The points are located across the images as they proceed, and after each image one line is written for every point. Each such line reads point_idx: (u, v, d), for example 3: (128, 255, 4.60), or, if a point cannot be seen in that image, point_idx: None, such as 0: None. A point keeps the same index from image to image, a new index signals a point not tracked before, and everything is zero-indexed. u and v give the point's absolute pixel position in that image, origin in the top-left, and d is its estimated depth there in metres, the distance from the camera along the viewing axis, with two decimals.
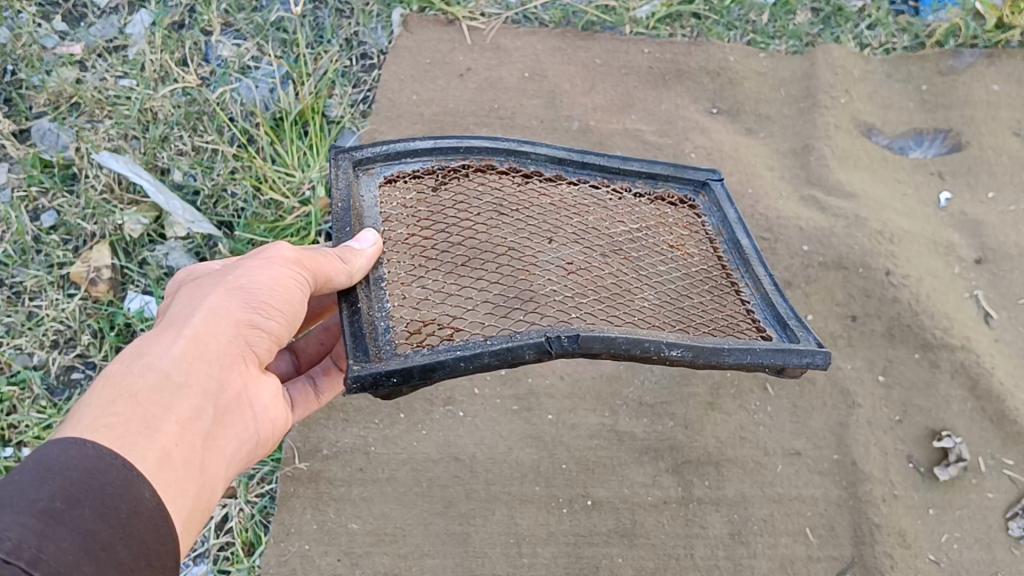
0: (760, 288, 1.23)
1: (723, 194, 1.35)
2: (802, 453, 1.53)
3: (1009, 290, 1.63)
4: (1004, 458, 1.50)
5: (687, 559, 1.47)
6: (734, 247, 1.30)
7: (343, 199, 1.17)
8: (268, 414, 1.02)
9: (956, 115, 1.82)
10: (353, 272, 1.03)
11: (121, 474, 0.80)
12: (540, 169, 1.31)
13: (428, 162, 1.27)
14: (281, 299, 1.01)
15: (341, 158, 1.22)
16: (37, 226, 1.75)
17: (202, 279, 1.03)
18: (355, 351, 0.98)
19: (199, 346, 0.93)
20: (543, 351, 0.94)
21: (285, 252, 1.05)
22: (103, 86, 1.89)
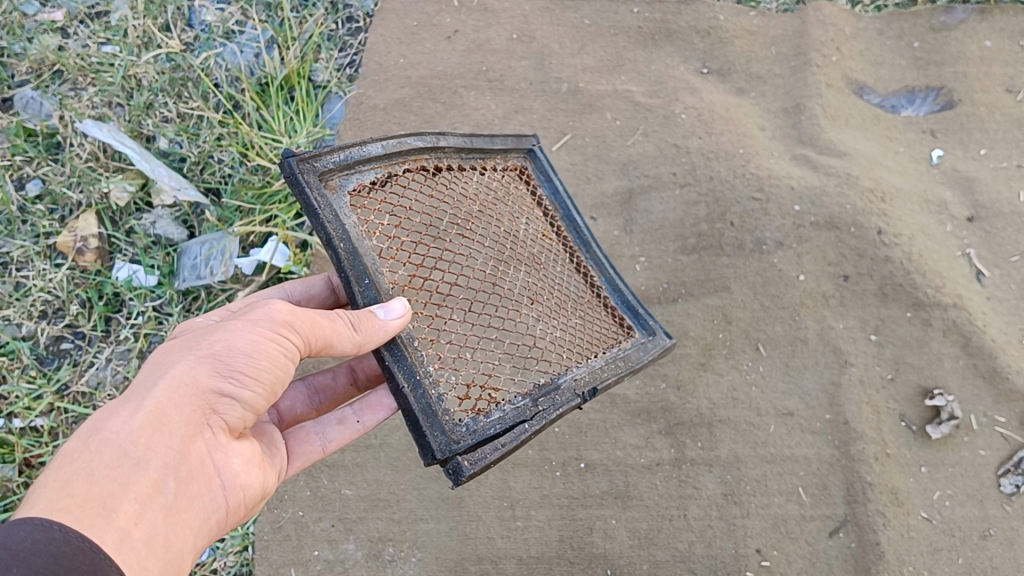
0: (606, 272, 1.36)
1: (547, 162, 1.37)
2: (795, 413, 1.53)
3: (1002, 247, 1.62)
4: (996, 416, 1.50)
5: (681, 520, 1.48)
6: (571, 225, 1.37)
7: (340, 236, 1.02)
8: (237, 479, 1.01)
9: (948, 72, 1.81)
10: (364, 344, 0.98)
11: (82, 557, 0.79)
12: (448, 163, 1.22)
13: (379, 170, 1.12)
14: (262, 368, 0.97)
15: (305, 169, 1.02)
16: (23, 196, 1.73)
17: (181, 343, 1.01)
18: (434, 435, 0.98)
19: (161, 419, 0.92)
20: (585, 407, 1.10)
21: (275, 312, 1.01)
22: (86, 52, 1.86)
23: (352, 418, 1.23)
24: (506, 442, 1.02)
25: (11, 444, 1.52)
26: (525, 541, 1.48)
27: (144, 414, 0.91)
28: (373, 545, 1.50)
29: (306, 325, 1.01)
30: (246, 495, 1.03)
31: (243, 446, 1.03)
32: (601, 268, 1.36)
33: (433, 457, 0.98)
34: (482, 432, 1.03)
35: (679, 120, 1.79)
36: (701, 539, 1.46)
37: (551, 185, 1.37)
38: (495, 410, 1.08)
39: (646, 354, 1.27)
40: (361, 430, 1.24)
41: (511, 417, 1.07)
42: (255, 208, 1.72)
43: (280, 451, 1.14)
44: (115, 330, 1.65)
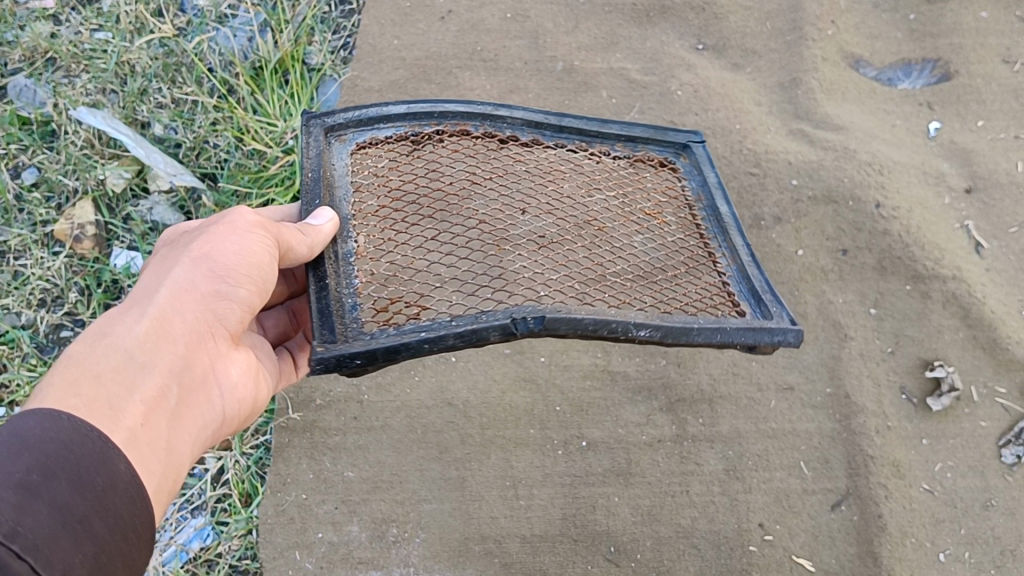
0: (737, 259, 1.19)
1: (704, 157, 1.30)
2: (795, 388, 1.53)
3: (1000, 218, 1.62)
4: (996, 387, 1.50)
5: (683, 496, 1.48)
6: (712, 215, 1.25)
7: (313, 168, 1.16)
8: (232, 390, 1.03)
9: (945, 44, 1.78)
10: (314, 246, 1.05)
11: (92, 445, 0.81)
12: (515, 133, 1.28)
13: (402, 128, 1.25)
14: (250, 266, 1.01)
15: (313, 124, 1.21)
16: (19, 184, 1.73)
17: (170, 253, 1.04)
18: (321, 330, 0.99)
19: (164, 325, 0.94)
20: (510, 334, 0.94)
21: (248, 216, 1.05)
22: (78, 40, 1.86)
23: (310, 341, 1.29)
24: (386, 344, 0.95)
25: None
26: (528, 519, 1.48)
27: (147, 319, 0.94)
28: (376, 526, 1.50)
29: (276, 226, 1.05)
30: (240, 405, 1.06)
31: (240, 356, 1.06)
32: (735, 251, 1.19)
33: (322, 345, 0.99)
34: (381, 337, 0.98)
35: (675, 97, 1.78)
36: (704, 515, 1.47)
37: (700, 178, 1.29)
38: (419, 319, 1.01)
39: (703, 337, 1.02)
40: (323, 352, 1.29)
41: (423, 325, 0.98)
42: (252, 192, 1.72)
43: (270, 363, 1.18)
44: None
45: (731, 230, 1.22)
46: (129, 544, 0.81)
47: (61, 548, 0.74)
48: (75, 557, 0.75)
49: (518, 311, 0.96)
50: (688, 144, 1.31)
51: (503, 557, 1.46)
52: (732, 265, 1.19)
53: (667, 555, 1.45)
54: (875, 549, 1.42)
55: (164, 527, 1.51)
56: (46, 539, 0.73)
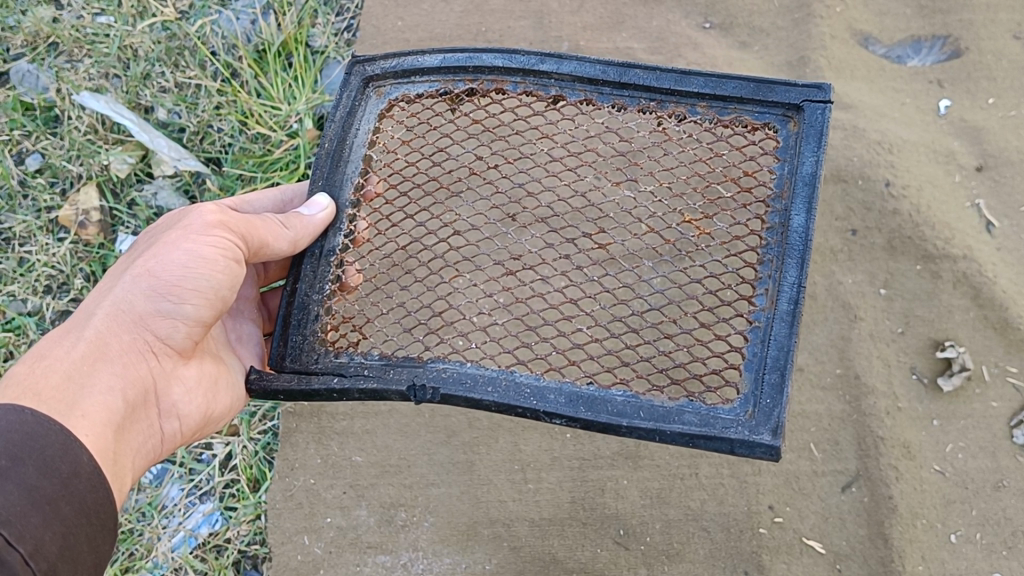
0: (771, 305, 1.05)
1: (813, 134, 1.11)
2: (804, 369, 1.52)
3: (1011, 196, 1.59)
4: (1007, 366, 1.49)
5: (692, 479, 1.48)
6: (783, 226, 1.09)
7: (330, 137, 1.20)
8: (180, 401, 1.11)
9: (955, 20, 1.75)
10: (297, 240, 1.11)
11: (54, 440, 0.91)
12: (563, 92, 1.19)
13: (436, 84, 1.23)
14: (201, 276, 1.06)
15: (353, 73, 1.24)
16: (23, 170, 1.73)
17: (124, 264, 1.11)
18: (275, 344, 1.11)
19: (101, 346, 1.02)
20: (403, 404, 1.01)
21: (206, 216, 1.09)
22: (80, 23, 1.85)
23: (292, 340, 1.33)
24: (304, 383, 1.06)
25: None
26: (536, 503, 1.48)
27: (85, 341, 1.02)
28: (384, 510, 1.50)
29: (238, 226, 1.10)
30: (193, 418, 1.14)
31: (195, 370, 1.13)
32: (777, 294, 1.05)
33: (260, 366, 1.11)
34: (313, 369, 1.09)
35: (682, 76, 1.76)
36: (713, 498, 1.46)
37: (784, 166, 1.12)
38: (356, 357, 1.09)
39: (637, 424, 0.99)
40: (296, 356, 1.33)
41: (354, 367, 1.07)
42: (257, 176, 1.73)
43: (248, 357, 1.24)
44: None
45: (788, 259, 1.06)
46: (94, 528, 0.91)
47: (29, 525, 0.85)
48: (44, 534, 0.86)
49: (422, 376, 1.03)
50: (800, 106, 1.13)
51: (512, 541, 1.46)
52: (765, 313, 1.05)
53: (675, 538, 1.45)
54: (885, 531, 1.41)
55: (173, 513, 1.51)
56: (16, 516, 0.84)
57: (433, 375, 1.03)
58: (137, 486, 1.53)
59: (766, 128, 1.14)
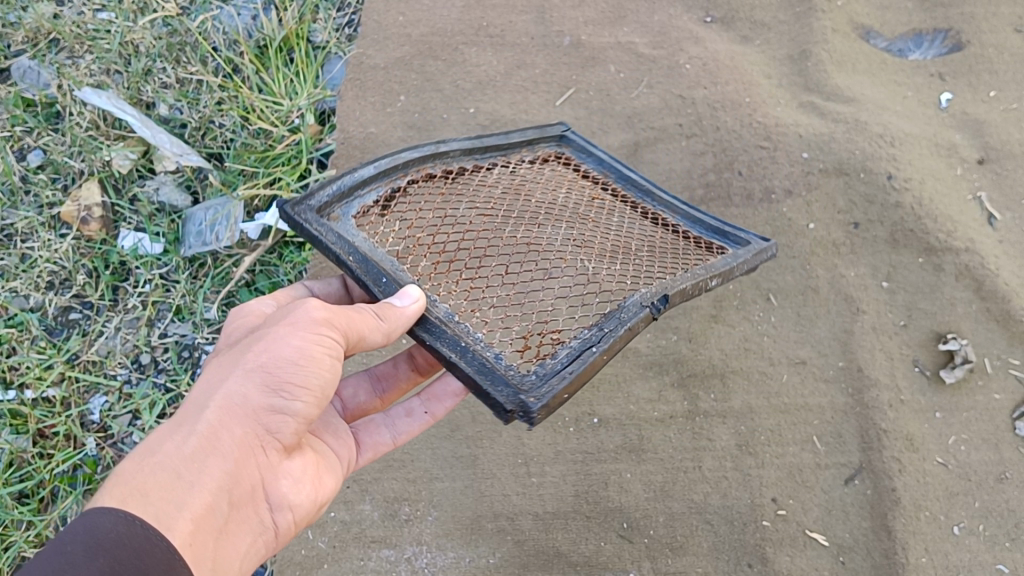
0: (677, 210, 1.28)
1: (582, 141, 1.37)
2: (807, 362, 1.52)
3: (1013, 189, 1.59)
4: (1010, 358, 1.48)
5: (695, 472, 1.48)
6: (628, 183, 1.33)
7: (346, 251, 1.03)
8: (281, 496, 0.99)
9: (956, 14, 1.76)
10: (391, 332, 0.95)
11: (160, 557, 0.80)
12: (461, 165, 1.24)
13: (379, 190, 1.14)
14: (312, 375, 0.94)
15: (302, 211, 1.05)
16: (24, 166, 1.74)
17: (234, 349, 0.98)
18: (499, 389, 0.90)
19: (212, 442, 0.90)
20: (659, 316, 0.98)
21: (313, 311, 0.97)
22: (81, 19, 1.86)
23: (419, 409, 1.24)
24: (574, 370, 0.92)
25: (25, 415, 1.53)
26: (540, 496, 1.48)
27: (196, 438, 0.90)
28: (388, 505, 1.51)
29: (341, 320, 0.97)
30: (294, 516, 1.03)
31: (295, 465, 1.02)
32: (676, 207, 1.28)
33: (506, 412, 0.89)
34: (553, 371, 0.93)
35: (683, 71, 1.76)
36: (716, 491, 1.46)
37: (596, 159, 1.35)
38: (561, 349, 0.97)
39: (735, 260, 1.14)
40: (429, 421, 1.25)
41: (577, 348, 0.96)
42: (258, 171, 1.71)
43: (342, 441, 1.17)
44: (122, 299, 1.65)
45: (657, 193, 1.30)
46: None
47: None
48: None
49: (636, 301, 1.01)
50: (563, 135, 1.37)
51: (517, 534, 1.46)
52: (680, 217, 1.27)
53: (679, 531, 1.45)
54: (889, 523, 1.41)
55: None
56: None
57: (639, 300, 1.01)
58: None
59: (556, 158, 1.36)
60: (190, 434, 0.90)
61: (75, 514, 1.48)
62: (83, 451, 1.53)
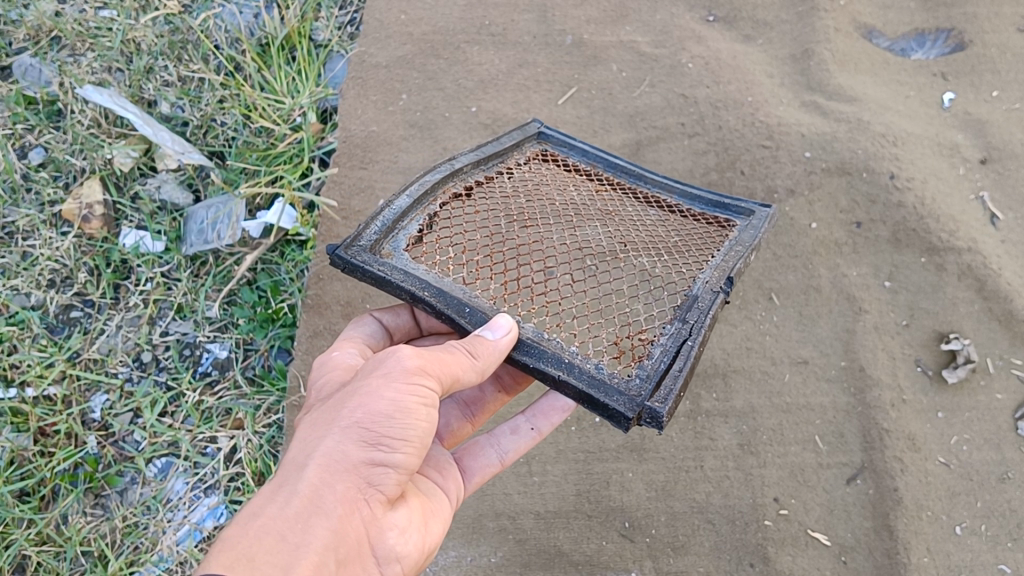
0: (673, 190, 1.28)
1: (561, 135, 1.34)
2: (809, 361, 1.52)
3: (1016, 189, 1.59)
4: (1012, 358, 1.48)
5: (697, 471, 1.48)
6: (617, 169, 1.31)
7: (421, 286, 1.03)
8: (392, 553, 0.92)
9: (959, 13, 1.75)
10: (485, 371, 0.95)
11: None
12: (474, 178, 1.22)
13: (418, 219, 1.13)
14: (409, 426, 0.89)
15: (358, 254, 1.04)
16: (25, 164, 1.73)
17: (324, 407, 0.94)
18: (614, 400, 0.95)
19: (314, 502, 0.84)
20: (732, 298, 1.05)
21: (405, 360, 0.92)
22: (83, 17, 1.85)
23: (525, 426, 1.21)
24: (682, 366, 0.97)
25: (25, 413, 1.52)
26: (542, 495, 1.49)
27: (298, 498, 0.85)
28: None
29: (435, 367, 0.93)
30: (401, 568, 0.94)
31: (400, 515, 0.95)
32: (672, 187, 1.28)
33: (627, 419, 0.94)
34: (655, 372, 0.98)
35: (685, 70, 1.76)
36: (718, 490, 1.46)
37: (578, 150, 1.33)
38: (654, 348, 1.03)
39: (755, 233, 1.17)
40: (537, 438, 1.22)
41: (672, 345, 1.02)
42: (260, 170, 1.72)
43: (449, 476, 1.12)
44: (124, 298, 1.65)
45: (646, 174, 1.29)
46: None
47: None
48: None
49: (700, 289, 1.07)
50: (540, 132, 1.34)
51: (518, 533, 1.47)
52: (680, 195, 1.28)
53: (681, 531, 1.45)
54: (890, 523, 1.41)
55: (177, 506, 1.50)
56: None
57: (707, 285, 1.07)
58: (142, 480, 1.53)
59: (546, 155, 1.33)
60: (292, 495, 0.85)
61: (76, 512, 1.49)
62: (84, 449, 1.54)
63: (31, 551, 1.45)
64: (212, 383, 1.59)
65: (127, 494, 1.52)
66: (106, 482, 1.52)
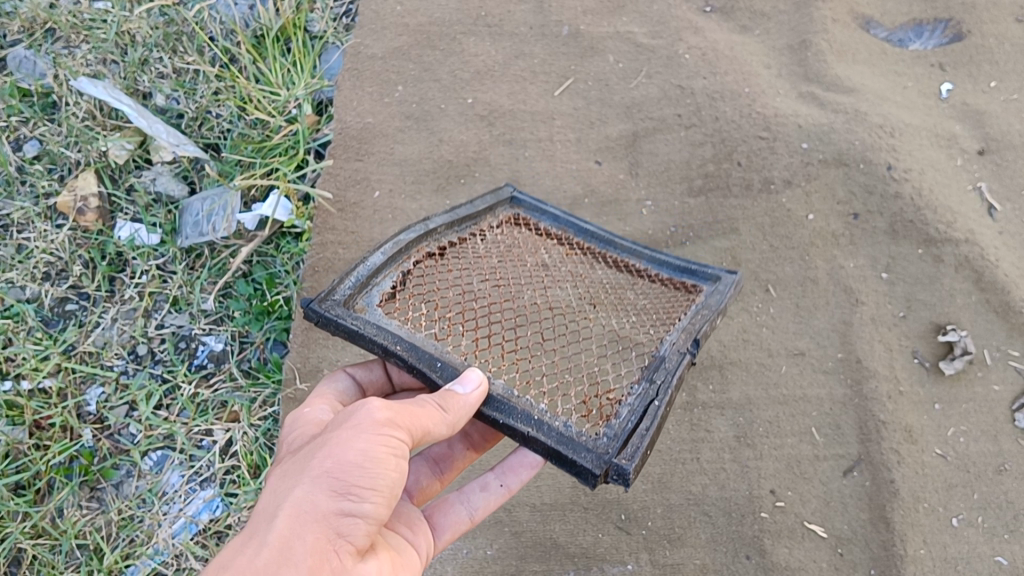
0: (641, 255, 1.29)
1: (532, 199, 1.33)
2: (806, 353, 1.51)
3: (1013, 180, 1.58)
4: (1009, 350, 1.48)
5: (693, 464, 1.48)
6: (586, 234, 1.31)
7: (392, 339, 0.99)
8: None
9: (957, 3, 1.75)
10: (455, 424, 0.93)
11: None
12: (448, 241, 1.20)
13: (392, 276, 1.09)
14: (379, 475, 0.87)
15: (330, 307, 0.99)
16: (20, 157, 1.73)
17: (291, 463, 0.91)
18: (583, 456, 0.92)
19: (283, 555, 0.81)
20: (699, 359, 1.05)
21: (375, 412, 0.90)
22: (78, 9, 1.84)
23: (495, 482, 1.20)
24: (649, 427, 0.96)
25: (20, 406, 1.53)
26: (538, 488, 1.49)
27: (267, 549, 0.82)
28: None
29: (405, 419, 0.91)
30: None
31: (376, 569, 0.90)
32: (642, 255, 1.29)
33: (593, 475, 0.91)
34: (622, 432, 0.96)
35: (682, 61, 1.75)
36: (715, 482, 1.46)
37: (549, 216, 1.33)
38: (621, 408, 1.00)
39: (723, 295, 1.18)
40: (506, 494, 1.21)
41: (639, 405, 1.00)
42: (255, 162, 1.71)
43: (419, 533, 1.09)
44: (119, 290, 1.65)
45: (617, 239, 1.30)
46: None
47: None
48: None
49: (666, 352, 1.07)
50: (512, 196, 1.33)
51: (514, 526, 1.47)
52: (648, 260, 1.29)
53: (677, 523, 1.45)
54: (887, 514, 1.40)
55: (173, 499, 1.50)
56: None
57: (674, 346, 1.07)
58: (138, 473, 1.53)
59: (515, 221, 1.32)
60: (262, 548, 0.82)
61: (72, 505, 1.49)
62: (80, 442, 1.54)
63: (27, 543, 1.45)
64: (207, 376, 1.59)
65: (123, 487, 1.52)
66: (101, 475, 1.52)
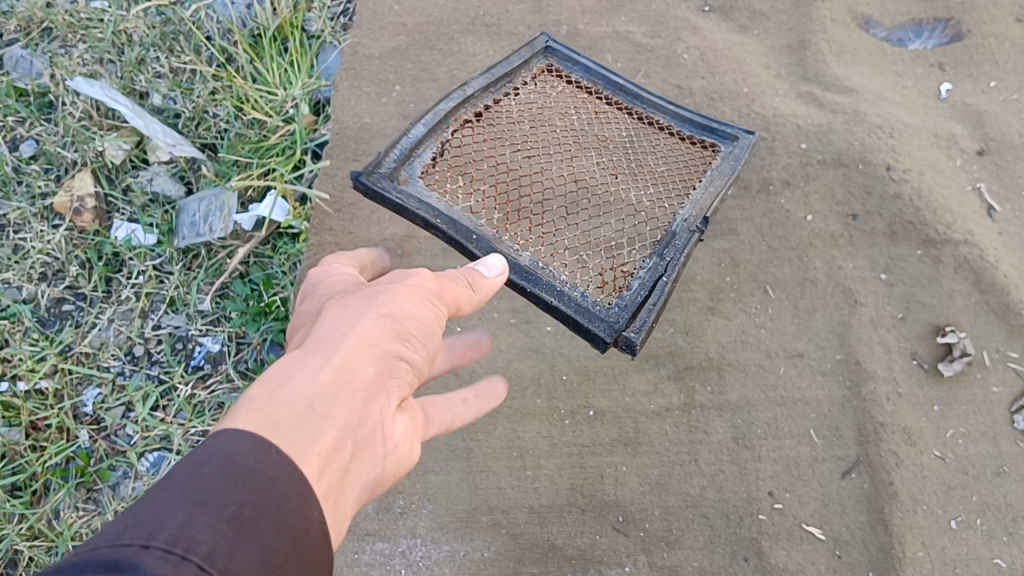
0: (666, 110, 1.37)
1: (566, 49, 1.40)
2: (804, 355, 1.51)
3: (1013, 180, 1.58)
4: (1008, 351, 1.47)
5: (691, 465, 1.47)
6: (617, 87, 1.39)
7: (431, 215, 1.15)
8: (398, 450, 0.93)
9: (956, 3, 1.74)
10: (479, 302, 1.06)
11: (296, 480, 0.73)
12: (476, 108, 1.31)
13: (431, 148, 1.24)
14: (422, 333, 0.97)
15: (376, 179, 1.16)
16: (17, 157, 1.72)
17: (341, 303, 0.96)
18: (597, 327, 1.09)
19: (346, 375, 0.85)
20: (705, 232, 1.19)
21: (423, 282, 1.01)
22: (75, 9, 1.84)
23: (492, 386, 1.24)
24: (656, 301, 1.13)
25: (17, 407, 1.53)
26: (536, 489, 1.48)
27: (330, 367, 0.85)
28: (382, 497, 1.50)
29: (442, 289, 1.02)
30: (397, 469, 0.94)
31: (403, 420, 0.96)
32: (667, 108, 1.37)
33: (605, 341, 1.09)
34: (634, 303, 1.13)
35: (681, 60, 1.75)
36: (713, 484, 1.46)
37: (582, 67, 1.40)
38: (633, 280, 1.17)
39: (736, 161, 1.29)
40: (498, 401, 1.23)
41: (649, 278, 1.16)
42: (252, 162, 1.71)
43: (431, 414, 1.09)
44: (116, 291, 1.64)
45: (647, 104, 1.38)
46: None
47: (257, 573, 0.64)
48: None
49: (677, 228, 1.21)
50: (547, 46, 1.40)
51: (512, 528, 1.46)
52: (675, 119, 1.37)
53: (676, 525, 1.44)
54: (886, 516, 1.40)
55: None
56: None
57: (686, 222, 1.21)
58: (134, 474, 1.52)
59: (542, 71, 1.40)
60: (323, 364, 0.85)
61: (68, 506, 1.49)
62: (76, 443, 1.53)
63: (23, 545, 1.45)
64: (205, 376, 1.59)
65: (120, 488, 1.51)
66: (98, 476, 1.51)
